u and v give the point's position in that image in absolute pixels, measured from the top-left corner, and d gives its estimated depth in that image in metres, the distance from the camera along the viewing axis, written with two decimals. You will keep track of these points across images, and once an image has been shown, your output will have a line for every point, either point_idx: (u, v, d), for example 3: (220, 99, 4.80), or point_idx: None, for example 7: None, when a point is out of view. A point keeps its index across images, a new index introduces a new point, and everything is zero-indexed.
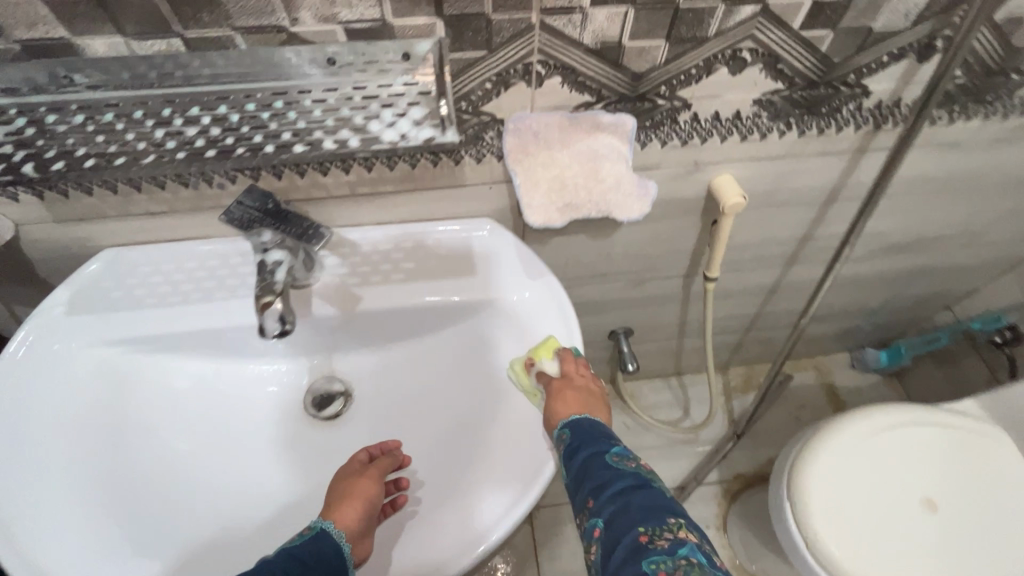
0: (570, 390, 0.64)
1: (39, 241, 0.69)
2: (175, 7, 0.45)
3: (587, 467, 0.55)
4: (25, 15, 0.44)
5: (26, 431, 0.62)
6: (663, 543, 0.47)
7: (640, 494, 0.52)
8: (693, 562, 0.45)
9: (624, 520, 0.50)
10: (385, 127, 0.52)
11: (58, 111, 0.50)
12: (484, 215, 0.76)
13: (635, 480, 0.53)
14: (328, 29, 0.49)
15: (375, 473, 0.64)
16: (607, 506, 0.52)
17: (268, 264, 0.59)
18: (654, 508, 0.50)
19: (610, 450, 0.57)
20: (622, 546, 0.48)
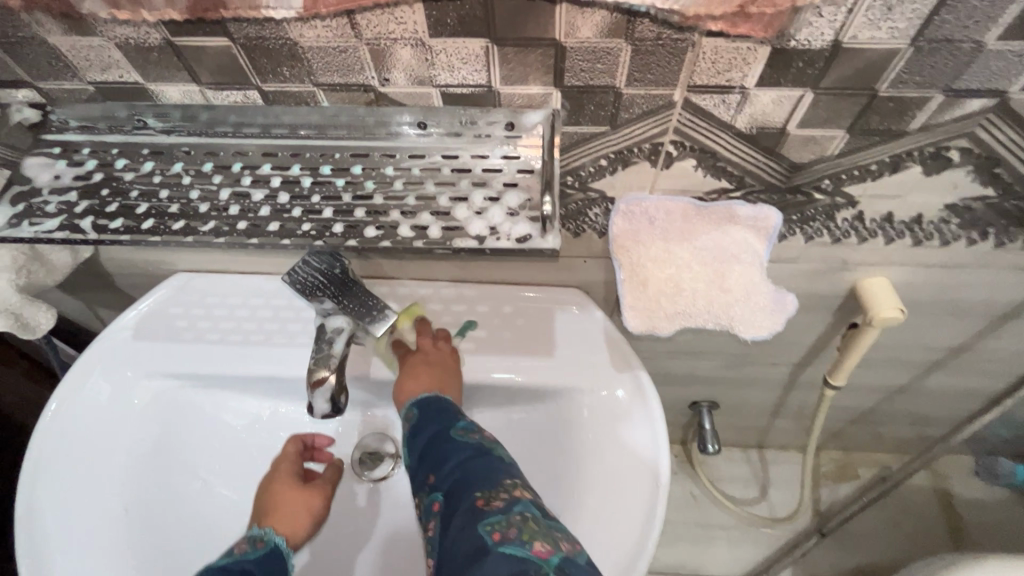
0: (420, 361, 0.58)
1: (119, 259, 0.67)
2: (253, 60, 0.39)
3: (430, 445, 0.49)
4: (99, 58, 0.39)
5: (76, 460, 0.61)
6: (497, 502, 0.42)
7: (477, 461, 0.46)
8: (527, 517, 0.40)
9: (462, 487, 0.44)
10: (476, 218, 0.42)
11: (129, 155, 0.45)
12: (572, 285, 0.67)
13: (475, 449, 0.47)
14: (423, 92, 0.40)
15: (322, 486, 0.63)
16: (448, 476, 0.45)
17: (327, 331, 0.52)
18: (491, 471, 0.45)
19: (455, 424, 0.50)
20: (461, 516, 0.42)
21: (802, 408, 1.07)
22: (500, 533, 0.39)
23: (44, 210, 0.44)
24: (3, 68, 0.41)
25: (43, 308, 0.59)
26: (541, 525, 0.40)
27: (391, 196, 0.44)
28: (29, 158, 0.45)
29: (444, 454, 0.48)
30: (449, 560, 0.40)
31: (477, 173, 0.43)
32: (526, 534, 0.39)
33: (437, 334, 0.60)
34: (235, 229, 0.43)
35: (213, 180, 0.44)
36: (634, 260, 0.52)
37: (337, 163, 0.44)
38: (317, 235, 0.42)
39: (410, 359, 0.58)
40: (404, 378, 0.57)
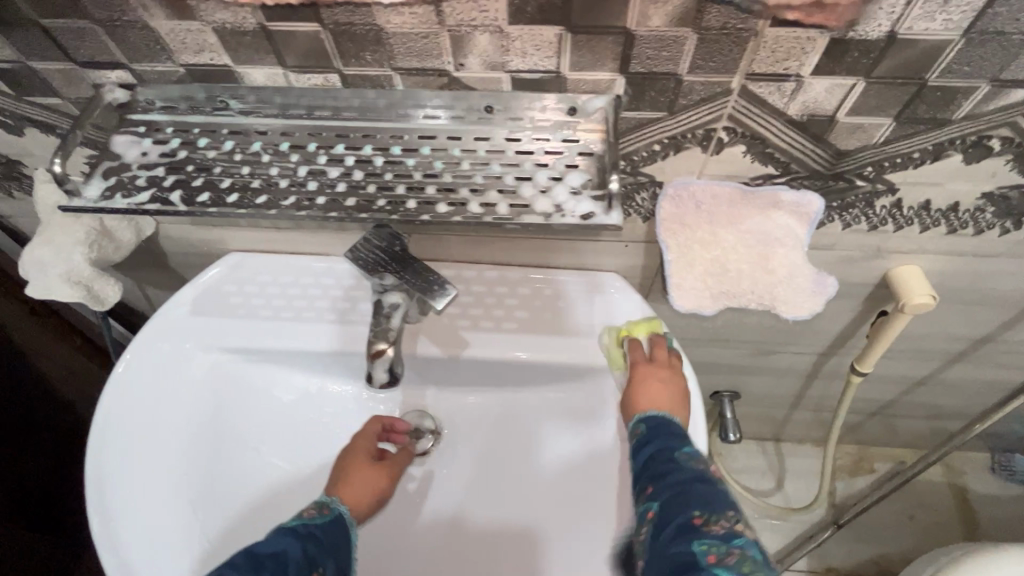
0: (663, 377, 0.59)
1: (176, 238, 0.70)
2: (339, 44, 0.41)
3: (653, 458, 0.53)
4: (193, 41, 0.42)
5: (139, 428, 0.64)
6: (716, 528, 0.46)
7: (703, 485, 0.49)
8: (746, 554, 0.45)
9: (681, 501, 0.48)
10: (540, 197, 0.44)
11: (210, 134, 0.48)
12: (610, 270, 0.70)
13: (699, 474, 0.51)
14: (494, 76, 0.43)
15: (392, 469, 0.64)
16: (669, 490, 0.50)
17: (384, 307, 0.55)
18: (714, 497, 0.49)
19: (679, 447, 0.54)
20: (677, 527, 0.47)
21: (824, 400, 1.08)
22: (716, 557, 0.44)
23: (135, 183, 0.46)
24: (103, 50, 0.44)
25: (104, 278, 0.61)
26: (756, 563, 0.44)
27: (460, 175, 0.46)
28: (118, 136, 0.48)
29: (664, 471, 0.52)
30: (661, 558, 0.46)
31: (539, 154, 0.46)
32: (743, 567, 0.43)
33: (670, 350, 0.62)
34: (314, 203, 0.45)
35: (290, 158, 0.47)
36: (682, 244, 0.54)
37: (407, 144, 0.47)
38: (391, 209, 0.44)
39: (643, 370, 0.60)
40: (642, 388, 0.59)
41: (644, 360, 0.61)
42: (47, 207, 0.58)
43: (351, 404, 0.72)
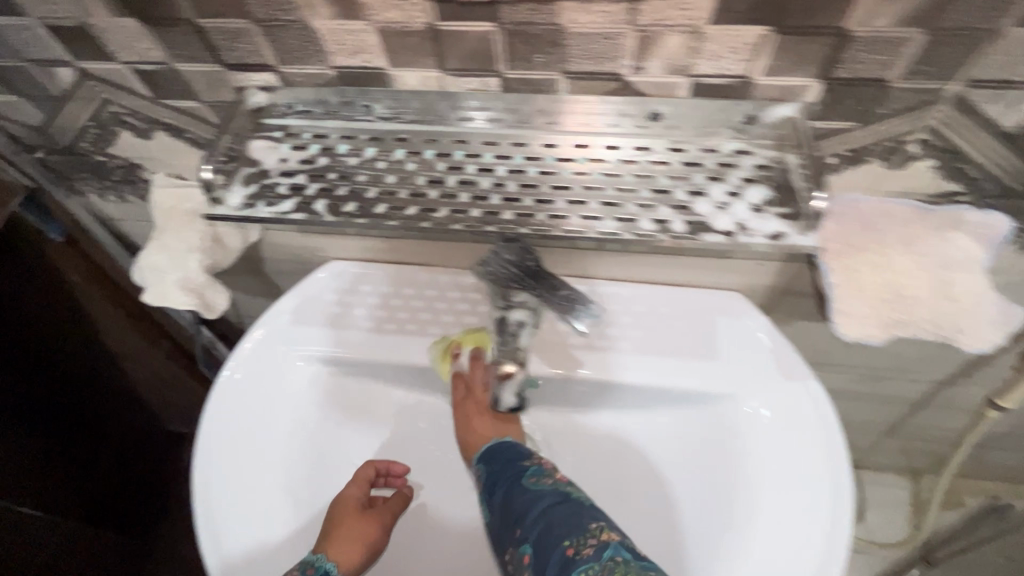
0: (484, 406, 0.64)
1: (276, 246, 0.68)
2: (511, 46, 0.38)
3: (509, 496, 0.51)
4: (353, 42, 0.40)
5: (243, 438, 0.61)
6: (586, 550, 0.44)
7: (561, 508, 0.48)
8: (619, 563, 0.43)
9: (548, 535, 0.46)
10: (718, 212, 0.40)
11: (350, 139, 0.46)
12: (730, 288, 0.65)
13: (556, 496, 0.50)
14: (673, 81, 0.39)
15: (383, 517, 0.60)
16: (534, 527, 0.47)
17: (511, 325, 0.52)
18: (577, 517, 0.47)
19: (527, 473, 0.53)
20: (550, 568, 0.44)
21: (932, 437, 0.99)
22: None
23: (277, 192, 0.44)
24: (254, 52, 0.42)
25: (215, 286, 0.58)
26: (632, 567, 0.43)
27: (625, 187, 0.42)
28: (254, 141, 0.45)
29: (527, 503, 0.50)
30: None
31: (712, 166, 0.42)
32: None
33: (484, 364, 0.65)
34: (469, 216, 0.42)
35: (436, 166, 0.44)
36: (850, 265, 0.46)
37: (561, 153, 0.43)
38: (556, 225, 0.40)
39: (470, 405, 0.64)
40: (474, 422, 0.63)
41: (469, 391, 0.64)
42: (162, 213, 0.57)
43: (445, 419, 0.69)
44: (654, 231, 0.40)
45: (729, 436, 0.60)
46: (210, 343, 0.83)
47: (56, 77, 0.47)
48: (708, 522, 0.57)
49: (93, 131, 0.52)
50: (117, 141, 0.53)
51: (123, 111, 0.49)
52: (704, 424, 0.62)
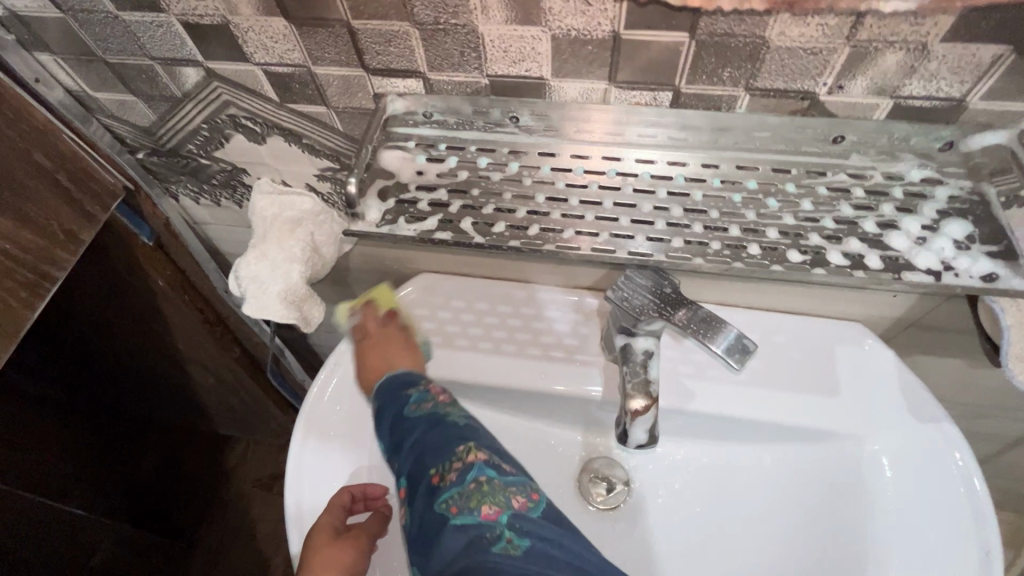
0: (379, 344, 0.59)
1: (366, 257, 0.65)
2: (698, 59, 0.35)
3: (390, 423, 0.50)
4: (519, 49, 0.36)
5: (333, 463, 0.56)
6: (451, 476, 0.44)
7: (431, 434, 0.47)
8: (481, 484, 0.43)
9: (417, 463, 0.46)
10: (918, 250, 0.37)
11: (490, 152, 0.43)
12: (853, 319, 0.61)
13: (429, 420, 0.49)
14: (871, 102, 0.36)
15: (360, 541, 0.52)
16: (408, 456, 0.47)
17: (638, 352, 0.49)
18: (445, 442, 0.46)
19: (407, 400, 0.51)
20: (420, 495, 0.44)
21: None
22: (456, 507, 0.42)
23: (418, 208, 0.42)
24: (404, 57, 0.39)
25: (313, 299, 0.56)
26: (495, 486, 0.43)
27: (806, 218, 0.39)
28: (387, 152, 0.43)
29: (401, 433, 0.49)
30: (416, 536, 0.43)
31: (901, 196, 0.38)
32: (477, 501, 0.42)
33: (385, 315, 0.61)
34: (634, 242, 0.39)
35: (590, 186, 0.41)
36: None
37: (727, 176, 0.40)
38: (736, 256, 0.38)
39: (363, 347, 0.59)
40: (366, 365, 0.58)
41: (365, 335, 0.60)
42: (263, 220, 0.54)
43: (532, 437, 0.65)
44: (844, 264, 0.38)
45: (858, 479, 0.56)
46: (279, 352, 0.83)
47: (179, 77, 0.44)
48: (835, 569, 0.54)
49: (203, 133, 0.50)
50: (226, 145, 0.51)
51: (242, 113, 0.47)
52: (828, 465, 0.58)
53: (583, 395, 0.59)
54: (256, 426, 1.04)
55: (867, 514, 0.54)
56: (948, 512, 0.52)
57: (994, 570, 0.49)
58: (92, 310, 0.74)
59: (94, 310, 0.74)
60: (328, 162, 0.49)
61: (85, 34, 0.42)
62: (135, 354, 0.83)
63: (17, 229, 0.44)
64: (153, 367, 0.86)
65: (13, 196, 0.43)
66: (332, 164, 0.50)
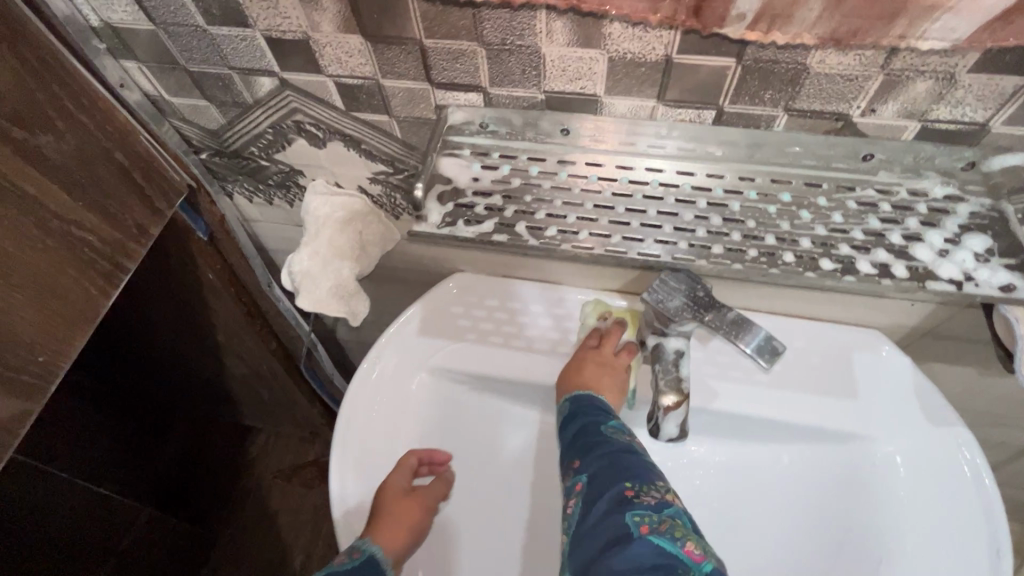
0: (604, 365, 0.60)
1: (406, 256, 0.69)
2: (743, 82, 0.38)
3: (585, 431, 0.55)
4: (577, 68, 0.40)
5: (375, 448, 0.60)
6: (648, 499, 0.49)
7: (630, 455, 0.52)
8: (678, 522, 0.47)
9: (612, 476, 0.51)
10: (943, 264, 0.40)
11: (540, 161, 0.46)
12: (872, 326, 0.63)
13: (627, 444, 0.54)
14: (900, 125, 0.39)
15: (426, 499, 0.59)
16: (600, 463, 0.52)
17: (670, 352, 0.52)
18: (646, 470, 0.52)
19: (606, 420, 0.56)
20: (611, 501, 0.49)
21: None
22: (649, 526, 0.47)
23: (475, 212, 0.46)
24: (469, 73, 0.42)
25: (360, 295, 0.59)
26: (691, 532, 0.47)
27: (835, 229, 0.42)
28: (444, 159, 0.46)
29: (593, 441, 0.54)
30: (593, 530, 0.48)
31: (925, 211, 0.41)
32: (677, 533, 0.46)
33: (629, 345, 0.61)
34: (677, 248, 0.43)
35: (635, 196, 0.44)
36: None
37: (761, 188, 0.43)
38: (771, 263, 0.41)
39: (588, 356, 0.60)
40: (574, 367, 0.60)
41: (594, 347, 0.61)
42: (317, 220, 0.56)
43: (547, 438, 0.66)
44: (871, 272, 0.41)
45: (874, 478, 0.58)
46: (312, 346, 0.88)
47: (254, 86, 0.47)
48: (850, 563, 0.56)
49: (268, 136, 0.53)
50: (287, 148, 0.54)
51: (308, 119, 0.50)
52: (843, 466, 0.60)
53: (613, 393, 0.62)
54: (283, 418, 1.07)
55: (880, 512, 0.57)
56: (958, 510, 0.55)
57: (1005, 568, 0.52)
58: (140, 301, 0.78)
59: (141, 300, 0.78)
60: (383, 166, 0.53)
61: (172, 45, 0.45)
62: (174, 343, 0.87)
63: (99, 224, 0.48)
64: (189, 357, 0.90)
65: (97, 193, 0.47)
66: (387, 168, 0.53)
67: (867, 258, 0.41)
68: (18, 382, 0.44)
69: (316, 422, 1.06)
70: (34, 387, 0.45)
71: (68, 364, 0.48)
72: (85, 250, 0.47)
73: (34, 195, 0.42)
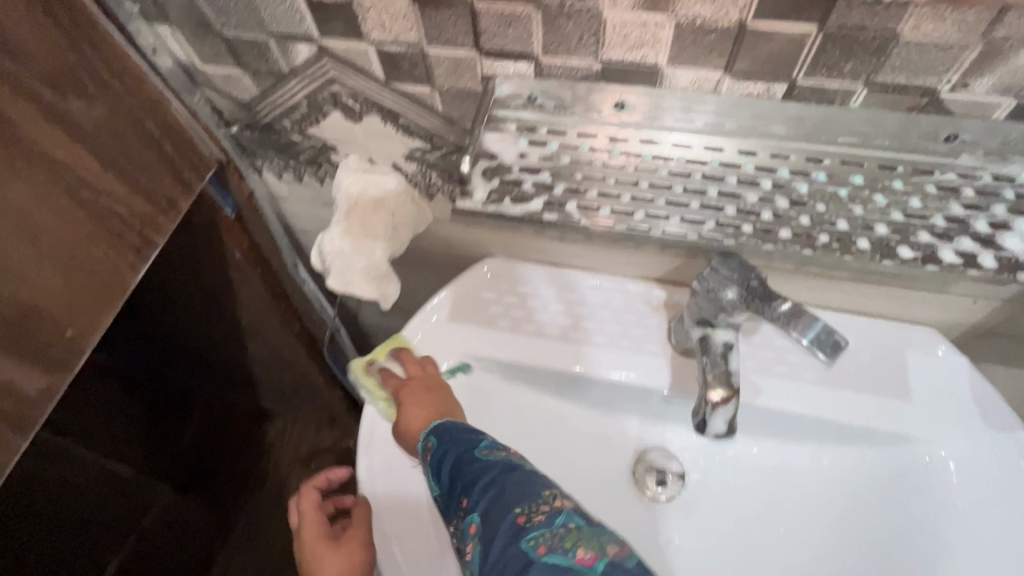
0: (428, 388, 0.56)
1: (437, 239, 0.66)
2: (822, 52, 0.35)
3: (456, 468, 0.45)
4: (640, 36, 0.37)
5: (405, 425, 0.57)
6: (539, 518, 0.39)
7: (510, 474, 0.43)
8: (571, 528, 0.39)
9: (498, 504, 0.41)
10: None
11: (591, 138, 0.44)
12: (927, 325, 0.60)
13: (505, 464, 0.44)
14: (993, 102, 0.36)
15: (359, 533, 0.53)
16: (485, 496, 0.42)
17: (717, 346, 0.48)
18: (529, 484, 0.42)
19: (480, 441, 0.46)
20: (501, 540, 0.39)
21: None
22: (545, 547, 0.37)
23: (522, 189, 0.46)
24: (521, 40, 0.39)
25: (391, 277, 0.57)
26: (588, 533, 0.39)
27: (913, 215, 0.40)
28: (488, 133, 0.44)
29: (471, 473, 0.44)
30: None
31: (1011, 198, 0.39)
32: (570, 543, 0.38)
33: (422, 360, 0.59)
34: (740, 231, 0.43)
35: (695, 175, 0.43)
36: None
37: (831, 170, 0.41)
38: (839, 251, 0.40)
39: (405, 393, 0.55)
40: (409, 410, 0.54)
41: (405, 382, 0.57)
42: (348, 197, 0.54)
43: (523, 409, 0.64)
44: (955, 262, 0.40)
45: (925, 484, 0.55)
46: (335, 330, 0.86)
47: (290, 53, 0.45)
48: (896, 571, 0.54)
49: (301, 109, 0.51)
50: (322, 122, 0.52)
51: (344, 91, 0.48)
52: (891, 468, 0.57)
53: (649, 387, 0.59)
54: (302, 403, 1.06)
55: (932, 520, 0.54)
56: (1017, 520, 0.52)
57: None
58: (165, 280, 0.77)
59: (165, 278, 0.77)
60: (421, 143, 0.51)
61: (208, 8, 0.43)
62: (196, 323, 0.86)
63: (128, 195, 0.46)
64: (211, 339, 0.89)
65: (127, 163, 0.45)
66: (424, 145, 0.51)
67: (953, 249, 0.40)
68: (48, 356, 0.43)
69: (335, 408, 1.04)
70: (62, 362, 0.44)
71: (96, 339, 0.46)
72: (115, 222, 0.45)
73: (65, 162, 0.41)
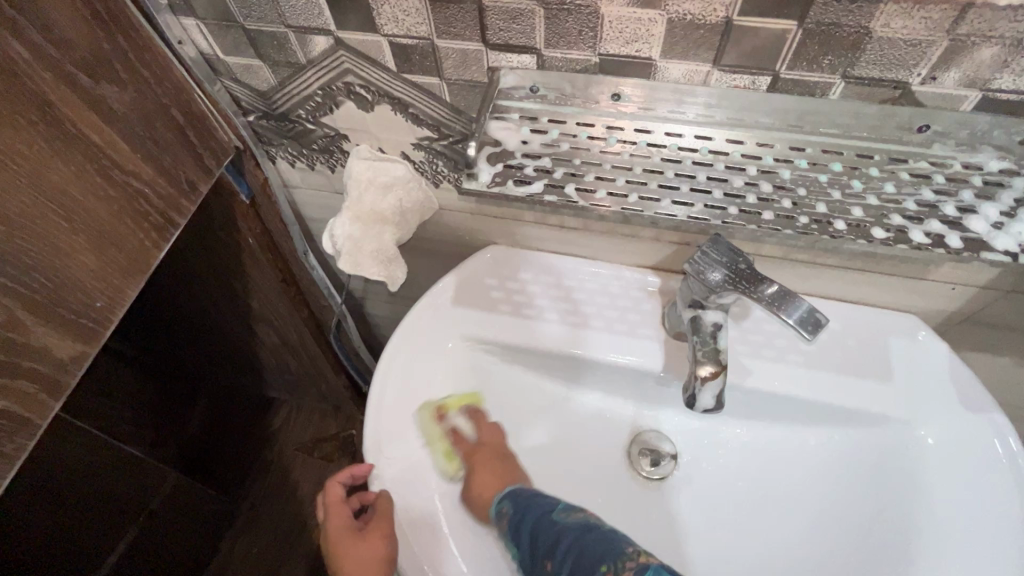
0: (497, 456, 0.60)
1: (442, 227, 0.69)
2: (803, 47, 0.38)
3: (538, 531, 0.53)
4: (635, 30, 0.40)
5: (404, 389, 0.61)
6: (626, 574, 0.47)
7: (589, 535, 0.51)
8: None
9: (587, 566, 0.49)
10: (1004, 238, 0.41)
11: (589, 127, 0.46)
12: (909, 312, 0.63)
13: (583, 525, 0.52)
14: (960, 94, 0.39)
15: (382, 526, 0.54)
16: (573, 556, 0.50)
17: (706, 325, 0.52)
18: (609, 542, 0.50)
19: (555, 505, 0.55)
20: None
21: None
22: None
23: (524, 173, 0.48)
24: (525, 33, 0.42)
25: (399, 260, 0.59)
26: None
27: (888, 200, 0.43)
28: (493, 122, 0.47)
29: (553, 536, 0.52)
30: None
31: (979, 184, 0.42)
32: None
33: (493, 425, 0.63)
34: (727, 213, 0.45)
35: (685, 162, 0.45)
36: None
37: (813, 158, 0.44)
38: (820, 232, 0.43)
39: (480, 454, 0.59)
40: (481, 476, 0.58)
41: (478, 445, 0.60)
42: (358, 183, 0.56)
43: (522, 389, 0.67)
44: (925, 243, 0.42)
45: (906, 461, 0.58)
46: (342, 317, 0.89)
47: (309, 45, 0.48)
48: (876, 544, 0.57)
49: (317, 99, 0.54)
50: (335, 111, 0.55)
51: (358, 81, 0.51)
52: (876, 449, 0.60)
53: (643, 369, 0.62)
54: (307, 390, 1.09)
55: (910, 495, 0.56)
56: (991, 494, 0.54)
57: None
58: (179, 265, 0.80)
59: (179, 263, 0.79)
60: (429, 132, 0.54)
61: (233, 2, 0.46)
62: (207, 308, 0.88)
63: (154, 176, 0.49)
64: (221, 324, 0.92)
65: (153, 146, 0.48)
66: (432, 134, 0.54)
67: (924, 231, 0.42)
68: (78, 325, 0.45)
69: (340, 396, 1.07)
70: (91, 332, 0.47)
71: (122, 311, 0.49)
72: (142, 201, 0.48)
73: (98, 143, 0.43)
